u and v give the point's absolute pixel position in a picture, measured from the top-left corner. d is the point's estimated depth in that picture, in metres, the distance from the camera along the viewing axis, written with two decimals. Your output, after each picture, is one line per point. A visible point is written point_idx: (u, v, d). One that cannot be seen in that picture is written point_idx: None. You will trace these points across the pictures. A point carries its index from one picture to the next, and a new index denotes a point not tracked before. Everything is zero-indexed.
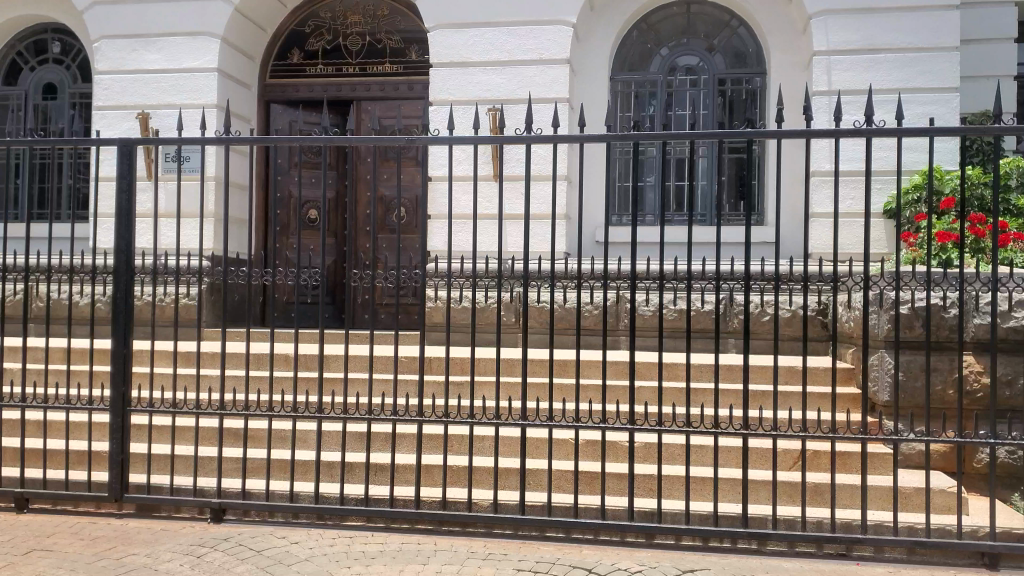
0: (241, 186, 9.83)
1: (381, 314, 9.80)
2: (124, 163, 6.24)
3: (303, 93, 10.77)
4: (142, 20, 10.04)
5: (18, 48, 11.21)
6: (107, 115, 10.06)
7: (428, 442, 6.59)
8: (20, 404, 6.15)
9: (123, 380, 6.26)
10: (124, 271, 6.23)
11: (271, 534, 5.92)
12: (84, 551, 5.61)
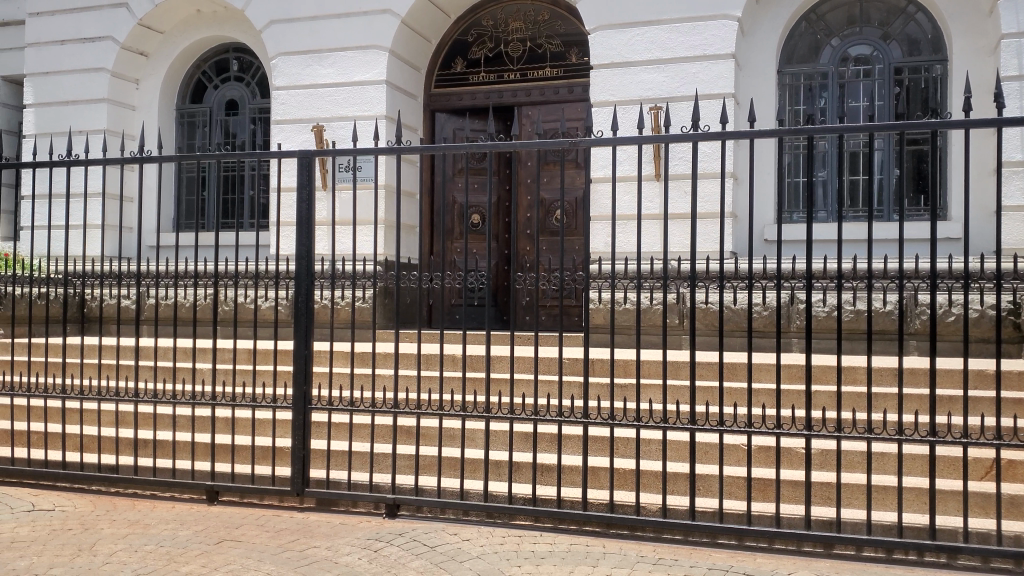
0: (409, 193, 10.13)
1: (547, 317, 9.86)
2: (303, 174, 6.55)
3: (466, 101, 10.99)
4: (315, 36, 10.52)
5: (203, 68, 11.95)
6: (285, 129, 10.61)
7: (595, 444, 6.57)
8: (211, 402, 6.54)
9: (305, 380, 6.57)
10: (305, 276, 6.55)
11: (444, 531, 6.06)
12: (270, 542, 5.90)
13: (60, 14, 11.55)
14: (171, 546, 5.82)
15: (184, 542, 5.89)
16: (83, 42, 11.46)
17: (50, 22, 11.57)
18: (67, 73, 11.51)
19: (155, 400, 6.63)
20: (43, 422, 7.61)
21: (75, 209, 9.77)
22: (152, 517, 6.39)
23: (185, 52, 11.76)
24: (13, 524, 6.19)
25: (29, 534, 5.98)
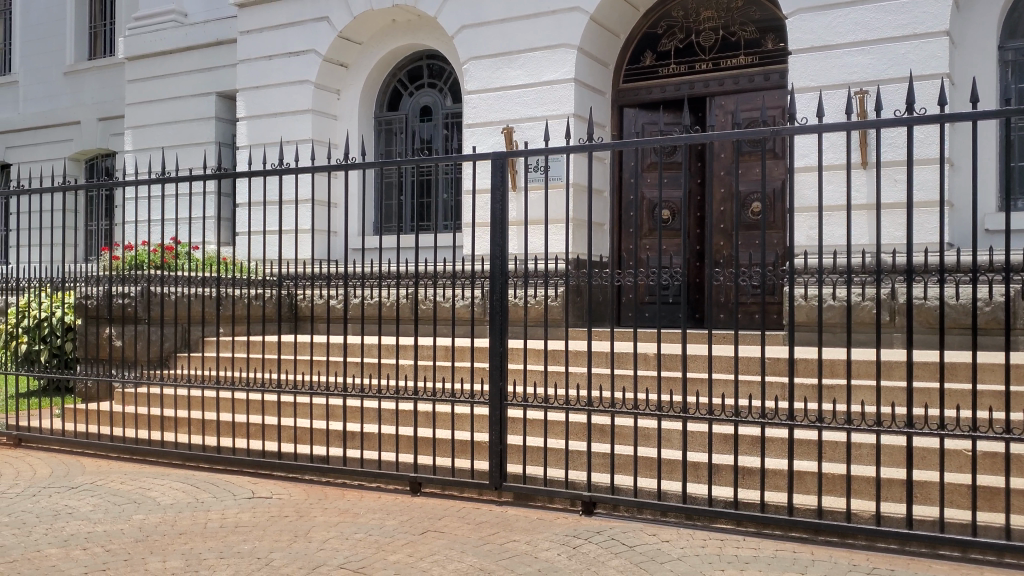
0: (599, 190, 10.12)
1: (745, 315, 9.56)
2: (497, 175, 6.64)
3: (655, 95, 10.85)
4: (505, 39, 10.70)
5: (399, 76, 12.40)
6: (477, 132, 10.86)
7: (800, 448, 6.29)
8: (413, 396, 6.76)
9: (500, 376, 6.67)
10: (499, 275, 6.63)
11: (643, 531, 5.96)
12: (472, 535, 6.01)
13: (269, 31, 12.31)
14: (379, 535, 6.04)
15: (390, 531, 6.10)
16: (289, 57, 12.16)
17: (260, 39, 12.37)
18: (275, 87, 12.24)
19: (361, 393, 6.91)
20: (260, 415, 8.12)
21: (284, 215, 10.39)
22: (361, 506, 6.66)
23: (382, 61, 12.22)
24: (237, 509, 6.61)
25: (250, 519, 6.37)
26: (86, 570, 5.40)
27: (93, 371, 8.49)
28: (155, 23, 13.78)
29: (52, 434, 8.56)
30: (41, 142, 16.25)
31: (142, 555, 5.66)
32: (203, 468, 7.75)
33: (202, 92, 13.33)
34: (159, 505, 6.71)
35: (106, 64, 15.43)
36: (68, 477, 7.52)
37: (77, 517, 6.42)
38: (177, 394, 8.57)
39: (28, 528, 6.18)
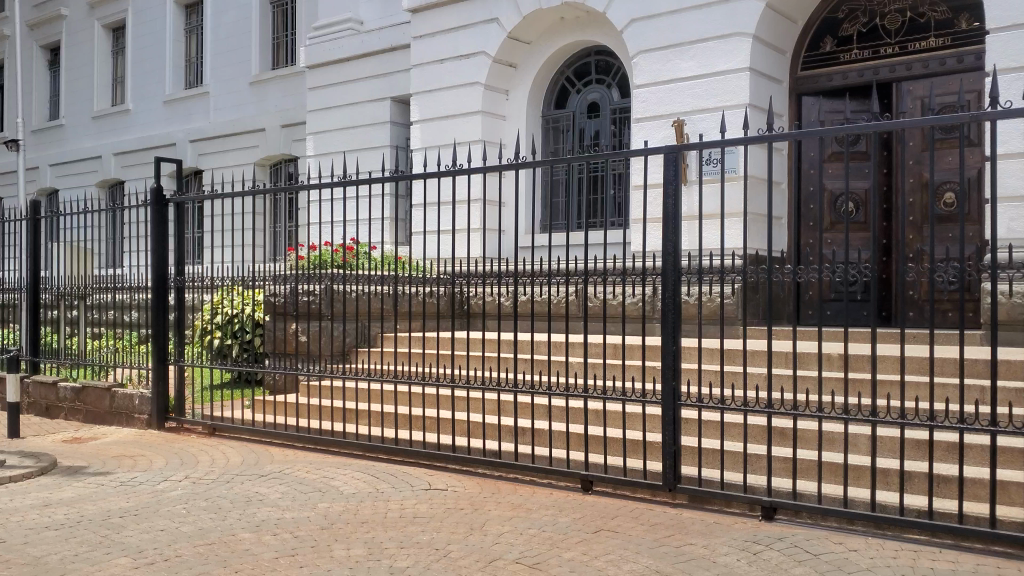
0: (778, 183, 9.79)
1: (938, 313, 9.02)
2: (670, 169, 6.48)
3: (836, 82, 10.36)
4: (677, 31, 10.53)
5: (566, 74, 12.38)
6: (646, 126, 10.73)
7: (1004, 456, 5.84)
8: (584, 394, 6.68)
9: (673, 375, 6.50)
10: (672, 271, 6.47)
11: (827, 539, 5.69)
12: (646, 536, 5.91)
13: (441, 35, 12.60)
14: (553, 531, 6.04)
15: (564, 528, 6.08)
16: (460, 59, 12.39)
17: (433, 42, 12.68)
18: (446, 90, 12.51)
19: (533, 391, 6.91)
20: (434, 409, 8.31)
21: (457, 214, 10.61)
22: (534, 502, 6.68)
23: (551, 58, 12.25)
24: (415, 500, 6.77)
25: (428, 511, 6.51)
26: (277, 554, 5.66)
27: (280, 365, 8.94)
28: (333, 32, 14.36)
29: (244, 424, 9.07)
30: (230, 149, 17.27)
31: (328, 542, 5.88)
32: (381, 459, 8.00)
33: (376, 97, 13.79)
34: (342, 495, 6.96)
35: (288, 73, 16.22)
36: (258, 465, 7.93)
37: (267, 503, 6.75)
38: (361, 388, 8.90)
39: (223, 512, 6.55)
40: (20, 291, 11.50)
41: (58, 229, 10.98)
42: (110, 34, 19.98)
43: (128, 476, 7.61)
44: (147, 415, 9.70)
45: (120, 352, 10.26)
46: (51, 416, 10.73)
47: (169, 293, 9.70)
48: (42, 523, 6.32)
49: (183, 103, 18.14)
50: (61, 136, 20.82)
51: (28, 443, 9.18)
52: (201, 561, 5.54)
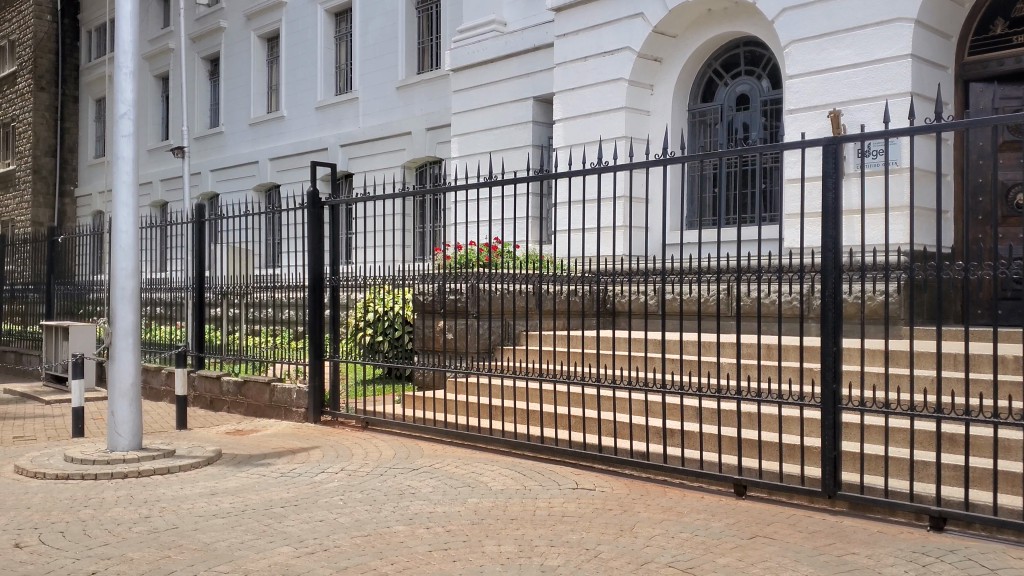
0: (944, 175, 9.29)
1: None
2: (829, 162, 6.22)
3: (1007, 66, 9.71)
4: (832, 18, 10.15)
5: (714, 66, 12.09)
6: (799, 118, 10.38)
7: None
8: (738, 396, 6.50)
9: (833, 378, 6.24)
10: (832, 269, 6.22)
11: (1005, 553, 5.32)
12: (805, 543, 5.68)
13: (585, 32, 12.57)
14: (706, 536, 5.89)
15: (717, 533, 5.92)
16: (605, 56, 12.32)
17: (577, 40, 12.67)
18: (590, 87, 12.45)
19: (683, 392, 6.77)
20: (580, 409, 8.27)
21: (602, 212, 10.56)
22: (685, 505, 6.54)
23: (698, 52, 12.03)
24: (564, 499, 6.75)
25: (577, 510, 6.48)
26: (430, 548, 5.74)
27: (429, 362, 9.13)
28: (476, 34, 14.53)
29: (395, 419, 9.32)
30: (377, 152, 17.76)
31: (479, 538, 5.93)
32: (527, 456, 8.02)
33: (518, 97, 13.88)
34: (491, 491, 7.01)
35: (433, 77, 16.56)
36: (409, 459, 8.09)
37: (419, 497, 6.87)
38: (508, 386, 8.95)
39: (378, 505, 6.70)
40: (186, 290, 12.18)
41: (221, 231, 11.56)
42: (265, 44, 20.88)
43: (288, 467, 7.91)
44: (304, 409, 10.11)
45: (278, 349, 10.68)
46: (215, 409, 11.34)
47: (324, 291, 10.08)
48: (210, 511, 6.63)
49: (333, 109, 18.78)
50: (220, 142, 21.91)
51: (195, 434, 9.68)
52: (358, 552, 5.67)
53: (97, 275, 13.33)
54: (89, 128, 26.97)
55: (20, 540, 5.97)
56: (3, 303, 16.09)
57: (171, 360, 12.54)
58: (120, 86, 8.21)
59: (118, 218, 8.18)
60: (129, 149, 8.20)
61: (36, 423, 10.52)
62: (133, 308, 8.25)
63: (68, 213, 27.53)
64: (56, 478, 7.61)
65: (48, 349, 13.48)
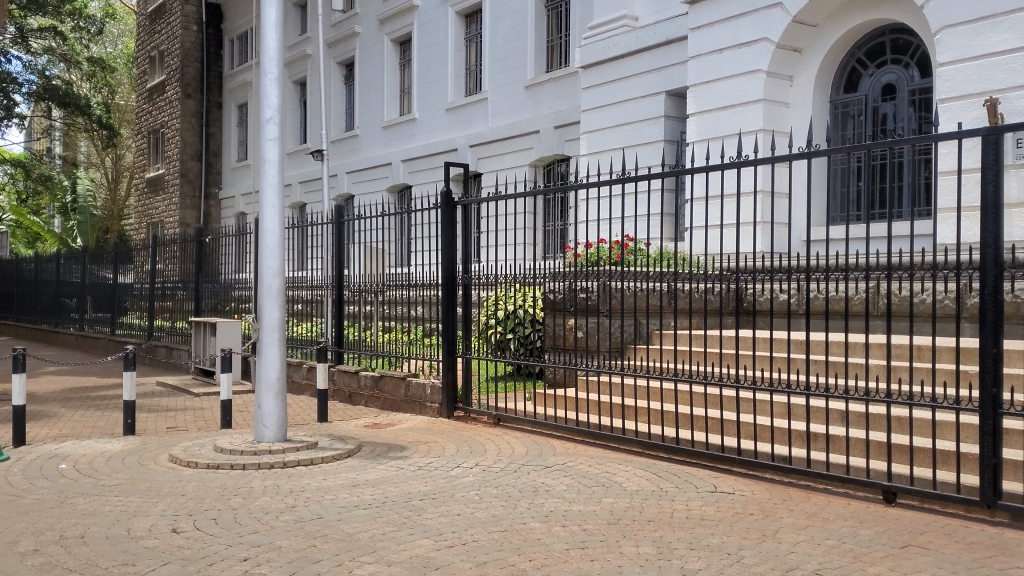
0: None
1: None
2: (988, 153, 5.87)
3: None
4: (989, 0, 9.63)
5: (857, 56, 11.70)
6: (951, 107, 9.88)
7: None
8: (889, 399, 6.22)
9: (994, 381, 5.89)
10: (992, 267, 5.87)
11: None
12: (964, 555, 5.39)
13: (720, 24, 12.32)
14: (854, 543, 5.65)
15: (867, 541, 5.67)
16: (741, 47, 12.04)
17: (710, 33, 12.44)
18: (725, 80, 12.21)
19: (828, 394, 6.52)
20: (717, 410, 8.07)
21: (736, 208, 10.31)
22: (830, 511, 6.30)
23: (841, 41, 11.65)
24: (702, 502, 6.61)
25: (715, 513, 6.33)
26: (568, 546, 5.72)
27: (562, 360, 9.12)
28: (607, 31, 14.46)
29: (526, 416, 9.34)
30: (506, 152, 17.89)
31: (616, 538, 5.86)
32: (661, 457, 7.90)
33: (649, 93, 13.72)
34: (626, 491, 6.93)
35: (561, 75, 16.58)
36: (543, 456, 8.09)
37: (554, 495, 6.86)
38: (642, 386, 8.86)
39: (514, 501, 6.73)
40: (325, 288, 12.57)
41: (357, 231, 11.84)
42: (397, 47, 21.33)
43: (425, 461, 8.03)
44: (438, 404, 10.28)
45: (412, 345, 10.88)
46: (353, 403, 11.67)
47: (456, 289, 10.21)
48: (351, 502, 6.80)
49: (463, 109, 19.04)
50: (355, 145, 22.54)
51: (335, 427, 9.97)
52: (496, 548, 5.70)
53: (242, 273, 13.90)
54: (231, 133, 28.19)
55: (176, 525, 6.27)
56: (155, 300, 16.98)
57: (312, 355, 12.99)
58: (265, 91, 8.53)
59: (264, 219, 8.51)
60: (273, 152, 8.53)
61: (187, 414, 11.06)
62: (278, 306, 8.59)
63: (213, 214, 28.85)
64: (208, 466, 7.97)
65: (197, 343, 14.15)
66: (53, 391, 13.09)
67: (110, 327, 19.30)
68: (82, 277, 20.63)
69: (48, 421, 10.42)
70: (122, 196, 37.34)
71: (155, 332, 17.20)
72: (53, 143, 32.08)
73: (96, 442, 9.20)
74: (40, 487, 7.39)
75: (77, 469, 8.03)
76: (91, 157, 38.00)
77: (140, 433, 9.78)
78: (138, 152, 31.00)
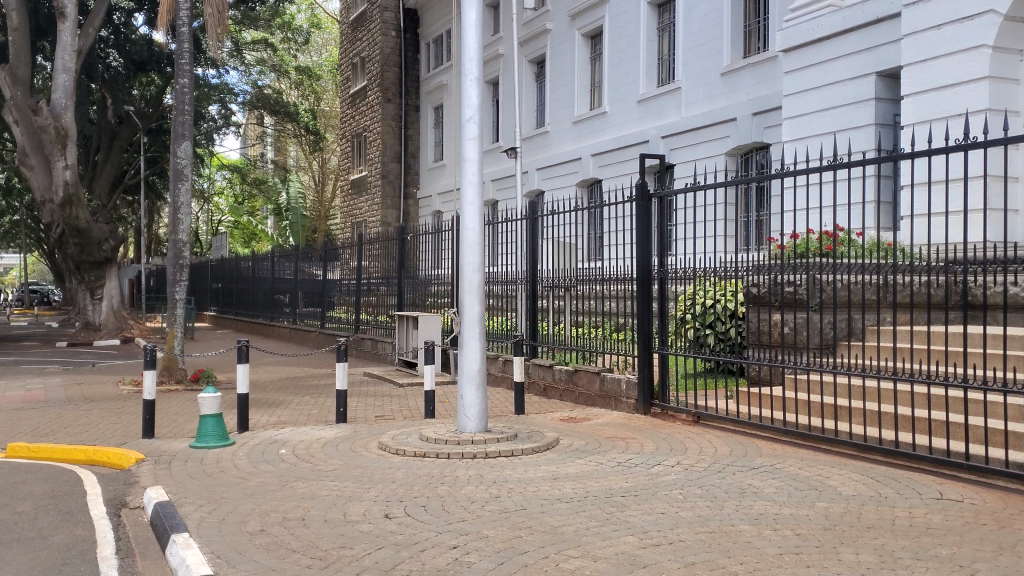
0: None
1: None
2: None
3: None
4: None
5: None
6: None
7: None
8: None
9: None
10: None
11: None
12: None
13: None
14: None
15: None
16: (962, 22, 11.23)
17: (927, 7, 11.69)
18: (944, 57, 11.42)
19: None
20: (941, 412, 7.53)
21: (957, 194, 9.60)
22: None
23: None
24: (926, 510, 6.16)
25: (942, 522, 5.88)
26: (781, 551, 5.47)
27: (763, 356, 8.79)
28: (810, 12, 13.85)
29: (727, 414, 9.07)
30: (700, 142, 17.53)
31: (834, 544, 5.56)
32: (878, 460, 7.46)
33: (856, 75, 13.04)
34: (840, 495, 6.57)
35: (760, 60, 16.12)
36: (748, 457, 7.82)
37: (762, 497, 6.60)
38: (854, 385, 8.42)
39: (720, 502, 6.53)
40: (518, 282, 12.70)
41: (549, 226, 11.88)
42: (588, 41, 21.32)
43: (625, 457, 7.95)
44: (634, 400, 10.16)
45: (607, 340, 10.80)
46: (548, 396, 11.75)
47: (652, 284, 10.02)
48: (555, 495, 6.82)
49: (656, 100, 18.80)
50: (545, 141, 22.73)
51: (532, 420, 10.07)
52: (705, 549, 5.53)
53: (440, 269, 14.28)
54: (428, 134, 29.10)
55: (388, 511, 6.49)
56: (360, 295, 17.76)
57: (507, 348, 13.18)
58: (466, 91, 8.70)
59: (465, 216, 8.67)
60: (473, 151, 8.67)
61: (392, 404, 11.49)
62: (479, 300, 8.74)
63: (412, 213, 29.89)
64: (415, 454, 8.23)
65: (400, 336, 14.68)
66: (271, 380, 13.95)
67: (320, 320, 20.40)
68: (293, 274, 21.91)
69: (269, 408, 11.10)
70: (328, 197, 39.41)
71: (361, 325, 18.02)
72: (266, 149, 34.29)
73: (311, 429, 9.70)
74: (263, 470, 7.86)
75: (295, 454, 8.49)
76: (301, 161, 40.37)
77: (351, 422, 10.24)
78: (343, 155, 32.62)
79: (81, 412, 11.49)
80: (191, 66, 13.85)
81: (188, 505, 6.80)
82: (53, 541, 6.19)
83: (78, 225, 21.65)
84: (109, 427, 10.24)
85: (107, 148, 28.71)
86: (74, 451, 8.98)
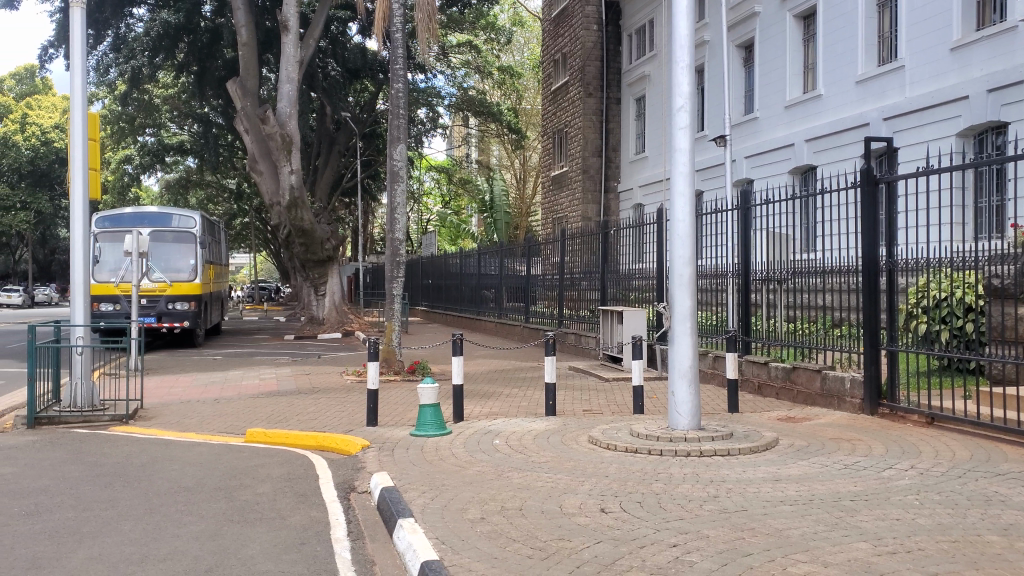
0: None
1: None
2: None
3: None
4: None
5: None
6: None
7: None
8: None
9: None
10: None
11: None
12: None
13: None
14: None
15: None
16: None
17: None
18: None
19: None
20: None
21: None
22: None
23: None
24: None
25: None
26: None
27: (1006, 354, 8.08)
28: None
29: (966, 416, 8.42)
30: (925, 124, 16.43)
31: None
32: None
33: None
34: None
35: (997, 31, 14.95)
36: (991, 462, 7.22)
37: (1011, 506, 6.05)
38: None
39: (963, 510, 6.04)
40: (727, 276, 12.36)
41: (761, 218, 11.47)
42: (800, 22, 20.47)
43: (851, 459, 7.53)
44: (860, 399, 9.62)
45: (829, 336, 10.29)
46: (763, 394, 11.35)
47: (878, 277, 9.44)
48: (777, 497, 6.55)
49: (876, 81, 17.79)
50: (754, 128, 22.03)
51: (747, 418, 9.75)
52: (948, 559, 5.13)
53: (644, 263, 14.13)
54: (629, 126, 28.95)
55: (604, 505, 6.47)
56: (563, 290, 17.90)
57: (718, 344, 12.88)
58: (677, 80, 8.53)
59: (676, 208, 8.52)
60: (684, 141, 8.48)
61: (600, 398, 11.49)
62: (689, 294, 8.54)
63: (613, 207, 29.87)
64: (626, 450, 8.16)
65: (605, 330, 14.66)
66: (481, 372, 14.32)
67: (524, 315, 20.74)
68: (498, 269, 22.36)
69: (482, 400, 11.39)
70: (529, 194, 40.07)
71: (564, 319, 18.16)
72: (470, 149, 35.24)
73: (522, 421, 9.85)
74: (480, 460, 8.05)
75: (509, 445, 8.64)
76: (504, 160, 41.25)
77: (560, 414, 10.31)
78: (544, 152, 33.01)
79: (308, 401, 12.23)
80: (405, 71, 14.43)
81: (411, 491, 7.06)
82: (291, 520, 6.60)
83: (303, 225, 23.05)
84: (336, 416, 10.84)
85: (326, 153, 30.46)
86: (306, 437, 9.57)
